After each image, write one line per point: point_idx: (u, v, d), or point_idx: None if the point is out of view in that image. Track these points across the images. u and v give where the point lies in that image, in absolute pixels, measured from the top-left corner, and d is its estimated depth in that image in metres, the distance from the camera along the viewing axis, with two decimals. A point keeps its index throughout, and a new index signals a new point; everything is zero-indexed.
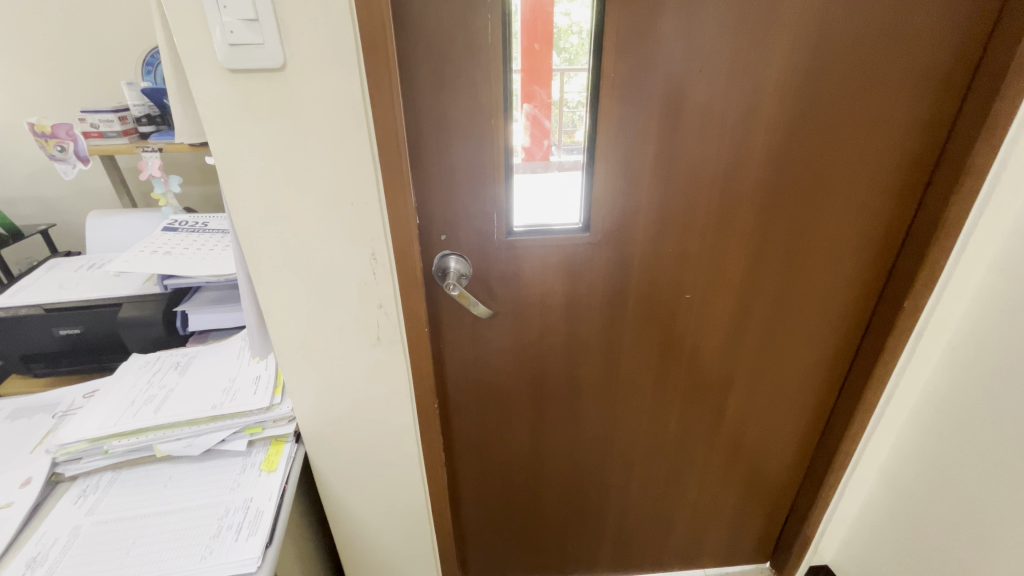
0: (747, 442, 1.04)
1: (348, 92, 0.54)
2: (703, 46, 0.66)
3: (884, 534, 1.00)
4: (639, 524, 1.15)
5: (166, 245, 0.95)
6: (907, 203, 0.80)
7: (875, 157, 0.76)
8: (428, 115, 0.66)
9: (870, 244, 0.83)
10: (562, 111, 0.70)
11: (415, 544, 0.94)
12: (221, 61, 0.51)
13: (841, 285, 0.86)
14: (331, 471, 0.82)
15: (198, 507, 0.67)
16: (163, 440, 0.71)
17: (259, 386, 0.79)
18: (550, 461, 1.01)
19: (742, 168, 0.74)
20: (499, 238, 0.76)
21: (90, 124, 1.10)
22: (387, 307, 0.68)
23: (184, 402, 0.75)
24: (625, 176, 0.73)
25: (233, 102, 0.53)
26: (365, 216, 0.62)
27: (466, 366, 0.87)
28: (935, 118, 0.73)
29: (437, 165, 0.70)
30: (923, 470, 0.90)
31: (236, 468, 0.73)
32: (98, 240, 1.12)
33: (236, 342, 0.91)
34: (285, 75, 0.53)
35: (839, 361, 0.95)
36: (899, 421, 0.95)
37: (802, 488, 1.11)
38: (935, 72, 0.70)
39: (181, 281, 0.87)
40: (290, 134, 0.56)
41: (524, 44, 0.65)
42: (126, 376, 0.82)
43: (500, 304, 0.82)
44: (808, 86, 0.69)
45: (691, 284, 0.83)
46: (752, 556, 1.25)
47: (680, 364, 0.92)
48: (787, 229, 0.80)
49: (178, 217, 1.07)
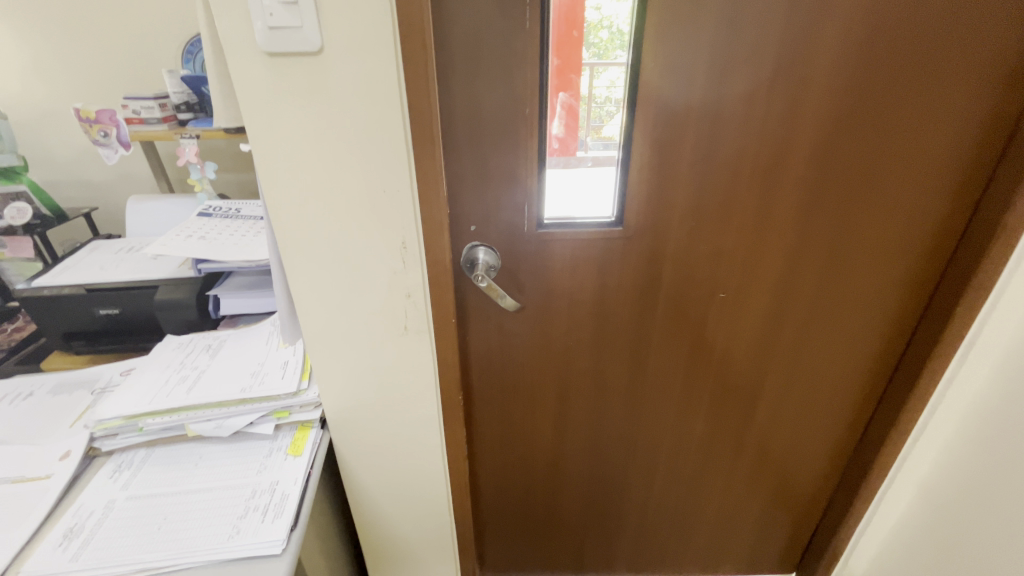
0: (778, 447, 1.01)
1: (384, 76, 0.54)
2: (749, 33, 0.62)
3: (919, 551, 0.95)
4: (659, 528, 1.13)
5: (200, 229, 0.97)
6: (962, 203, 0.75)
7: (931, 154, 0.71)
8: (462, 102, 0.65)
9: (919, 246, 0.79)
10: (591, 106, 0.68)
11: (436, 536, 0.95)
12: (260, 44, 0.51)
13: (885, 289, 0.82)
14: (355, 458, 0.83)
15: (226, 487, 0.69)
16: (195, 420, 0.72)
17: (287, 370, 0.79)
18: (572, 458, 1.00)
19: (785, 164, 0.71)
20: (530, 229, 0.75)
21: (132, 111, 1.13)
22: (415, 296, 0.68)
23: (215, 384, 0.76)
24: (660, 170, 0.71)
25: (270, 87, 0.53)
26: (397, 205, 0.61)
27: (491, 358, 0.86)
28: (999, 113, 0.68)
29: (470, 154, 0.69)
30: (964, 488, 0.85)
31: (263, 450, 0.74)
32: (136, 223, 1.15)
33: (265, 327, 0.92)
34: (321, 60, 0.52)
35: (879, 367, 0.91)
36: (942, 433, 0.90)
37: (834, 497, 1.07)
38: (1003, 63, 0.65)
39: (214, 266, 0.89)
40: (326, 120, 0.56)
41: (562, 32, 0.63)
42: (161, 356, 0.85)
43: (529, 297, 0.81)
44: (861, 75, 0.66)
45: (726, 282, 0.81)
46: (777, 566, 1.21)
47: (710, 366, 0.89)
48: (830, 227, 0.76)
49: (213, 202, 1.09)
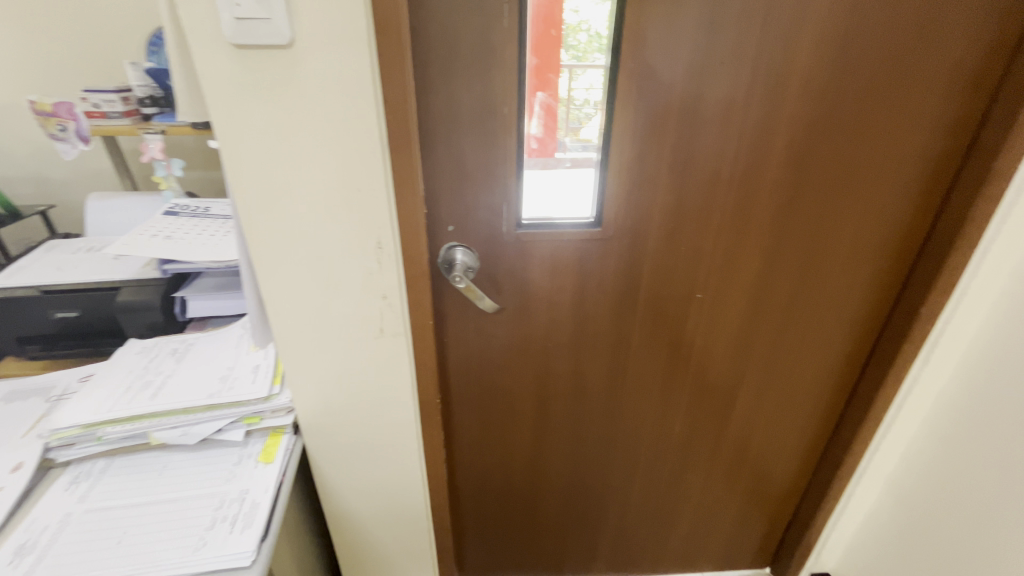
0: (753, 445, 1.02)
1: (358, 72, 0.52)
2: (727, 37, 0.63)
3: (890, 543, 0.98)
4: (638, 527, 1.13)
5: (166, 229, 0.93)
6: (927, 206, 0.78)
7: (899, 159, 0.73)
8: (439, 100, 0.64)
9: (888, 247, 0.81)
10: (570, 108, 0.68)
11: (413, 541, 0.93)
12: (227, 36, 0.49)
13: (856, 290, 0.84)
14: (329, 464, 0.81)
15: (191, 498, 0.66)
16: (159, 427, 0.70)
17: (258, 375, 0.77)
18: (552, 459, 0.99)
19: (762, 166, 0.72)
20: (508, 230, 0.74)
21: (92, 104, 1.07)
22: (391, 298, 0.67)
23: (180, 390, 0.73)
24: (639, 172, 0.71)
25: (238, 81, 0.51)
26: (372, 204, 0.60)
27: (470, 361, 0.85)
28: (962, 118, 0.71)
29: (447, 153, 0.68)
30: (932, 481, 0.88)
31: (232, 458, 0.72)
32: (97, 222, 1.10)
33: (235, 331, 0.89)
34: (292, 53, 0.51)
35: (850, 365, 0.93)
36: (909, 430, 0.93)
37: (806, 493, 1.10)
38: (965, 72, 0.68)
39: (181, 266, 0.85)
40: (298, 116, 0.54)
41: (540, 32, 0.63)
42: (123, 361, 0.81)
43: (507, 298, 0.80)
44: (834, 81, 0.67)
45: (703, 283, 0.81)
46: (751, 562, 1.23)
47: (688, 366, 0.90)
48: (805, 229, 0.78)
49: (179, 200, 1.06)
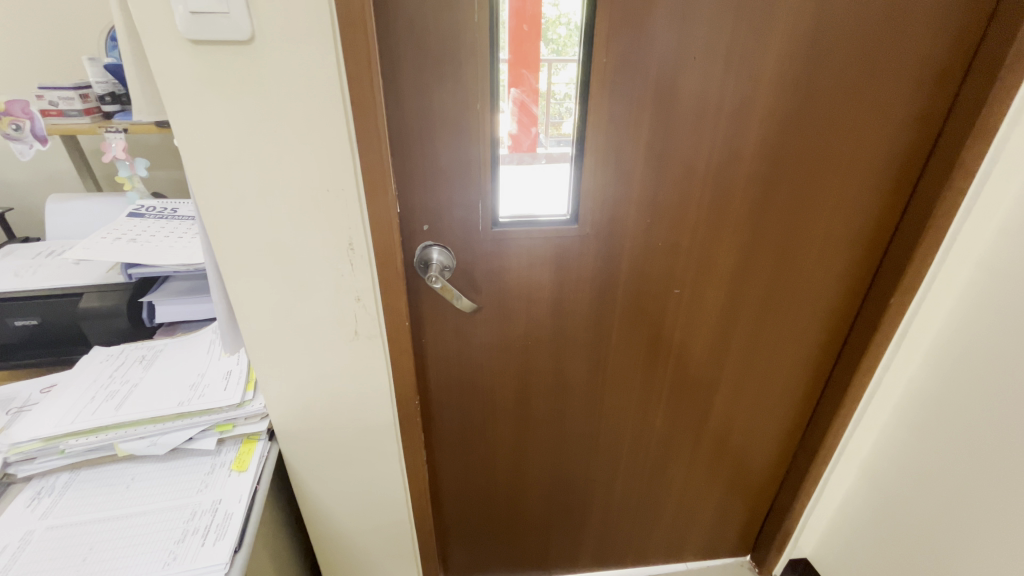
0: (733, 436, 1.04)
1: (323, 69, 0.51)
2: (699, 33, 0.63)
3: (866, 528, 1.01)
4: (621, 521, 1.14)
5: (130, 231, 0.89)
6: (896, 199, 0.79)
7: (869, 152, 0.75)
8: (411, 96, 0.63)
9: (859, 240, 0.82)
10: (549, 102, 0.67)
11: (396, 544, 0.92)
12: (182, 31, 0.47)
13: (830, 283, 0.86)
14: (307, 469, 0.79)
15: (161, 510, 0.64)
16: (125, 438, 0.67)
17: (230, 381, 0.75)
18: (534, 457, 0.99)
19: (736, 161, 0.72)
20: (485, 228, 0.73)
21: (49, 102, 1.03)
22: (365, 300, 0.65)
23: (147, 399, 0.71)
24: (615, 167, 0.71)
25: (196, 78, 0.49)
26: (342, 204, 0.58)
27: (449, 361, 0.85)
28: (928, 112, 0.72)
29: (420, 151, 0.66)
30: (906, 467, 0.92)
31: (204, 467, 0.70)
32: (57, 225, 1.05)
33: (207, 335, 0.86)
34: (253, 49, 0.49)
35: (824, 356, 0.95)
36: (882, 417, 0.96)
37: (784, 482, 1.12)
38: (931, 66, 0.69)
39: (147, 270, 0.82)
40: (261, 114, 0.52)
41: (512, 27, 0.62)
42: (87, 370, 0.78)
43: (485, 297, 0.79)
44: (806, 75, 0.67)
45: (681, 277, 0.82)
46: (732, 550, 1.25)
47: (668, 360, 0.90)
48: (779, 222, 0.79)
49: (145, 201, 1.02)
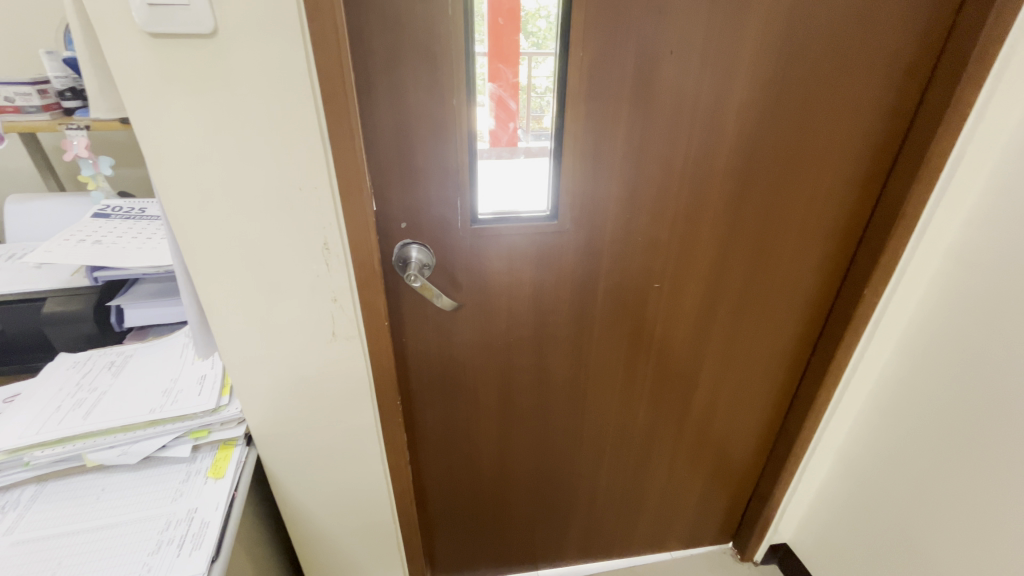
0: (714, 426, 1.05)
1: (292, 64, 0.49)
2: (675, 26, 0.63)
3: (843, 512, 1.04)
4: (606, 513, 1.15)
5: (96, 233, 0.86)
6: (869, 191, 0.81)
7: (842, 146, 0.76)
8: (385, 91, 0.61)
9: (834, 232, 0.84)
10: (530, 96, 0.66)
11: (381, 544, 0.91)
12: (140, 24, 0.45)
13: (805, 275, 0.87)
14: (287, 473, 0.78)
15: (133, 521, 0.62)
16: (94, 448, 0.65)
17: (204, 385, 0.73)
18: (519, 452, 0.99)
19: (713, 155, 0.73)
20: (464, 225, 0.72)
21: (3, 98, 0.97)
22: (342, 300, 0.64)
23: (117, 407, 0.68)
24: (594, 162, 0.70)
25: (158, 72, 0.47)
26: (316, 203, 0.57)
27: (430, 359, 0.84)
28: (899, 106, 0.74)
29: (396, 147, 0.65)
30: (881, 452, 0.94)
31: (179, 475, 0.68)
32: (17, 227, 1.01)
33: (179, 339, 0.84)
34: (216, 43, 0.47)
35: (801, 346, 0.97)
36: (856, 405, 0.98)
37: (764, 470, 1.14)
38: (902, 60, 0.70)
39: (114, 273, 0.79)
40: (227, 111, 0.50)
41: (488, 20, 0.61)
42: (52, 378, 0.75)
43: (466, 295, 0.79)
44: (781, 69, 0.68)
45: (661, 272, 0.82)
46: (715, 538, 1.28)
47: (650, 353, 0.91)
48: (757, 215, 0.79)
49: (111, 201, 0.99)
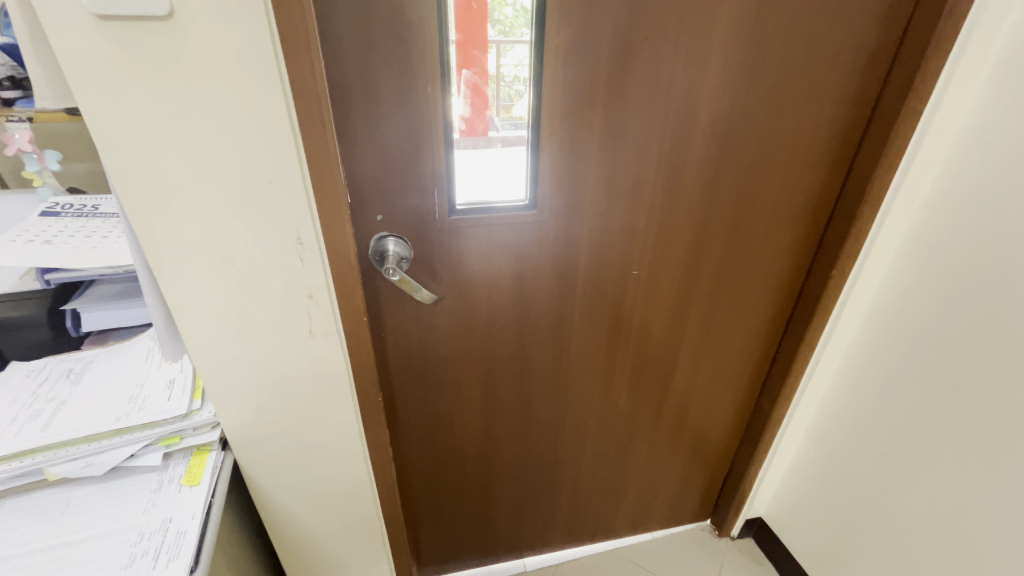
0: (692, 408, 1.08)
1: (255, 51, 0.47)
2: (648, 13, 0.62)
3: (814, 485, 1.09)
4: (590, 497, 1.16)
5: (44, 232, 0.80)
6: (835, 175, 0.83)
7: (810, 132, 0.78)
8: (355, 79, 0.59)
9: (803, 216, 0.86)
10: (499, 85, 0.65)
11: (367, 542, 0.90)
12: (87, 6, 0.41)
13: (777, 258, 0.90)
14: (267, 475, 0.76)
15: (103, 534, 0.59)
16: (55, 461, 0.61)
17: (174, 390, 0.69)
18: (502, 442, 0.99)
19: (687, 142, 0.73)
20: (441, 216, 0.71)
21: None
22: (319, 297, 0.62)
23: (79, 417, 0.64)
24: (570, 151, 0.70)
25: (109, 57, 0.44)
26: (287, 196, 0.54)
27: (410, 354, 0.82)
28: (862, 92, 0.76)
29: (368, 137, 0.63)
30: (848, 425, 0.99)
31: (150, 485, 0.65)
32: None
33: (143, 342, 0.80)
34: (173, 27, 0.44)
35: (773, 327, 1.00)
36: (825, 382, 1.02)
37: (739, 448, 1.18)
38: (866, 48, 0.72)
39: (66, 275, 0.73)
40: (187, 100, 0.47)
41: (459, 7, 0.59)
42: (5, 389, 0.70)
43: (445, 287, 0.78)
44: (752, 56, 0.69)
45: (639, 259, 0.83)
46: (694, 516, 1.32)
47: (629, 340, 0.92)
48: (729, 201, 0.81)
49: (60, 199, 0.93)
